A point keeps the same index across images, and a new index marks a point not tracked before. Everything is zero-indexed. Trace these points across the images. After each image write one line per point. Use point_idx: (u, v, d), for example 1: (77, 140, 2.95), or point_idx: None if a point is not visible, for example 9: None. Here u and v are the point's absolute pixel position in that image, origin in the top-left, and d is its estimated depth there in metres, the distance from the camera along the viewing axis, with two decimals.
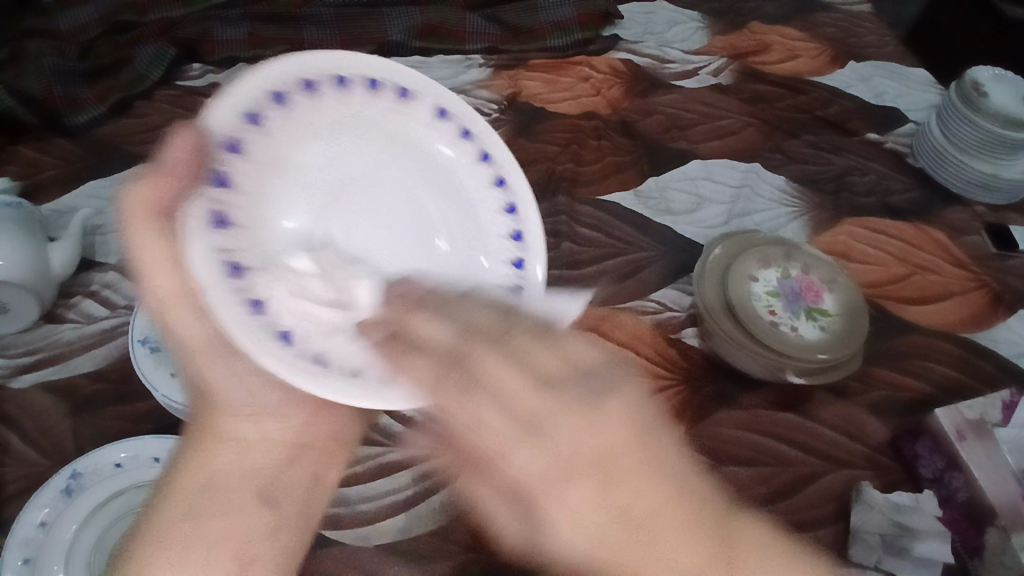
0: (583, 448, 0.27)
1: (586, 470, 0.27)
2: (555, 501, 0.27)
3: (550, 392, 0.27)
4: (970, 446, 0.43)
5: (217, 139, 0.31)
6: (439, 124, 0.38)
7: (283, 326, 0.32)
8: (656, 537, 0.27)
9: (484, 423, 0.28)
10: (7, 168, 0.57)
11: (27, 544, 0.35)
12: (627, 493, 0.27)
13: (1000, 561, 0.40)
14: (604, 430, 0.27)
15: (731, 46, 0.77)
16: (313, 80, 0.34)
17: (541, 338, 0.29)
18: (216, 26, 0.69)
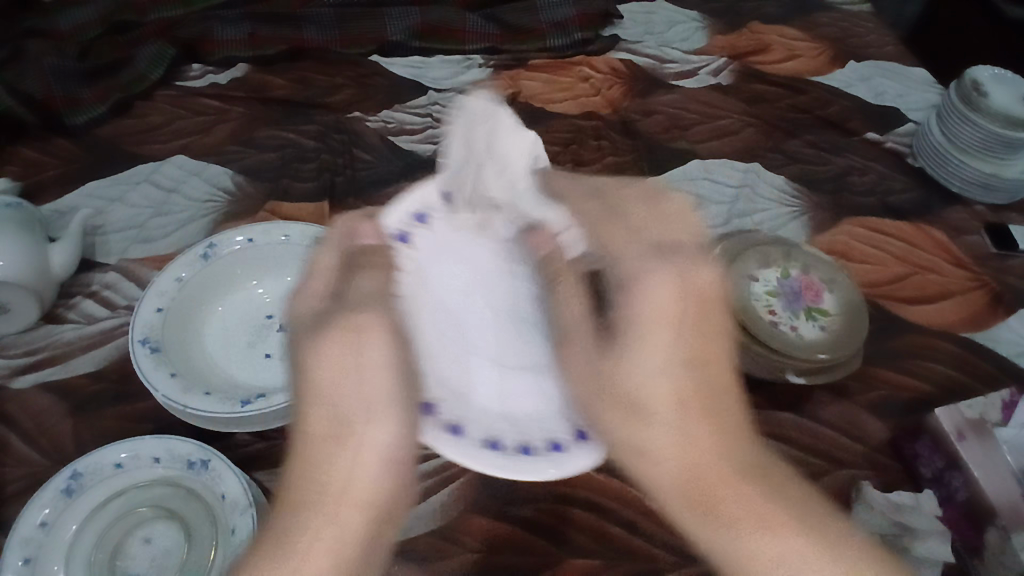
0: (353, 429, 0.36)
1: (668, 345, 0.37)
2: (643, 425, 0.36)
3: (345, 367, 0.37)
4: (970, 446, 0.43)
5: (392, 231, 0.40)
6: (428, 226, 0.41)
7: (436, 400, 0.37)
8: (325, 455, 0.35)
9: (617, 354, 0.38)
10: (7, 169, 0.57)
11: (28, 544, 0.35)
12: (704, 437, 0.35)
13: (1000, 561, 0.39)
14: (349, 445, 0.35)
15: (730, 45, 0.77)
16: (435, 195, 0.42)
17: (346, 378, 0.37)
18: (216, 27, 0.69)
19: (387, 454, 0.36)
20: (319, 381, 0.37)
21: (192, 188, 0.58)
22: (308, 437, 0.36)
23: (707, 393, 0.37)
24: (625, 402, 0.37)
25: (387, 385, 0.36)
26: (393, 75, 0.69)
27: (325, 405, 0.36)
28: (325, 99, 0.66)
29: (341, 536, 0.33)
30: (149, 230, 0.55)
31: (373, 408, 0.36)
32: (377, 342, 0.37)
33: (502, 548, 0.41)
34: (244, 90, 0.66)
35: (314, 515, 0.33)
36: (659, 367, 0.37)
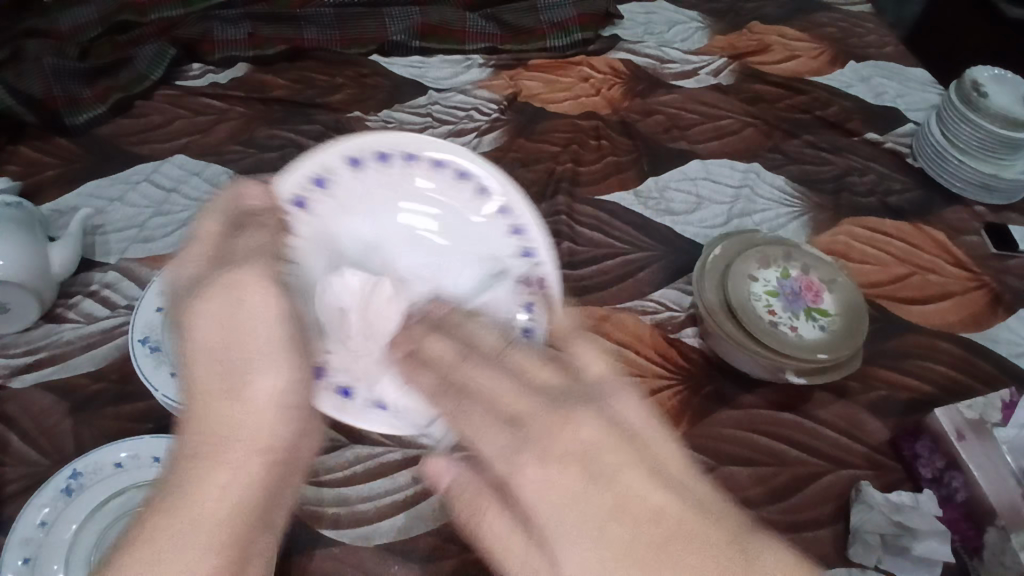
0: (224, 417, 0.23)
1: (565, 461, 0.22)
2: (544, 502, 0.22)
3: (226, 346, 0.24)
4: (969, 446, 0.43)
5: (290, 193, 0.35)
6: (380, 170, 0.38)
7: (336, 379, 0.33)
8: (210, 415, 0.23)
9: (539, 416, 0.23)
10: (7, 168, 0.57)
11: (27, 544, 0.35)
12: (627, 534, 0.20)
13: (1000, 561, 0.40)
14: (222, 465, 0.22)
15: (731, 46, 0.77)
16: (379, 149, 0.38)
17: (218, 336, 0.24)
18: (216, 26, 0.69)
19: (284, 399, 0.24)
20: (204, 340, 0.24)
21: (192, 187, 0.58)
22: (192, 392, 0.24)
23: (599, 465, 0.22)
24: (520, 513, 0.23)
25: (265, 338, 0.25)
26: (393, 75, 0.69)
27: (203, 363, 0.24)
28: (325, 99, 0.66)
29: (227, 496, 0.22)
30: (149, 229, 0.55)
31: (256, 358, 0.24)
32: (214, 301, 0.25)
33: None
34: (244, 90, 0.66)
35: (219, 468, 0.22)
36: (550, 460, 0.22)
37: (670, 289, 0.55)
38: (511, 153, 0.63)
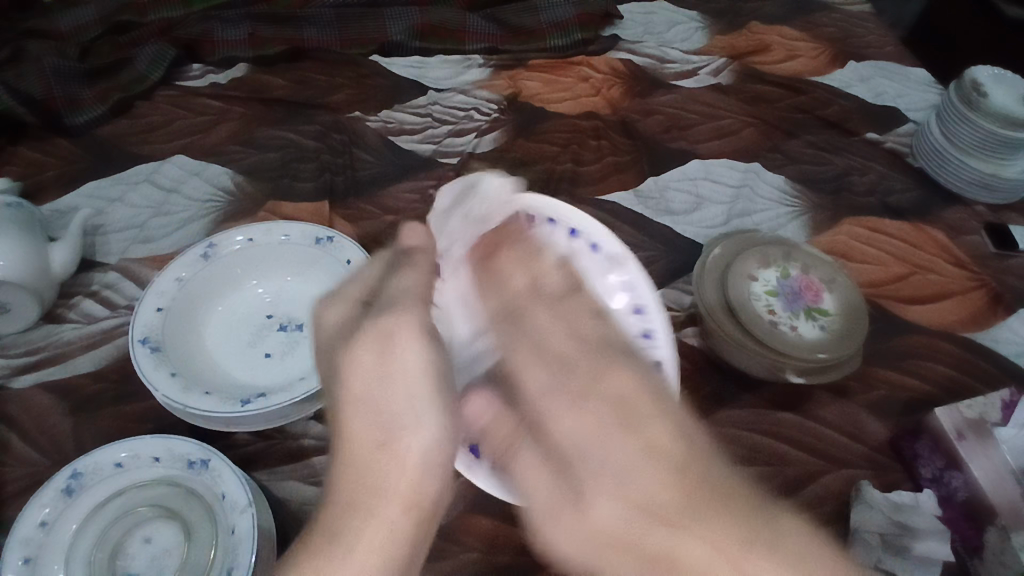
0: (412, 468, 0.29)
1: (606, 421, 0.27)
2: (585, 441, 0.27)
3: (378, 407, 0.30)
4: (969, 446, 0.43)
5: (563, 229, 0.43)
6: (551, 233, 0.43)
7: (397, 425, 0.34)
8: (385, 474, 0.28)
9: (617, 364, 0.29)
10: (8, 169, 0.57)
11: (27, 544, 0.35)
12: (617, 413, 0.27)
13: (1000, 561, 0.40)
14: (419, 508, 0.28)
15: (730, 45, 0.77)
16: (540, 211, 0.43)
17: (341, 369, 0.32)
18: (216, 27, 0.69)
19: (428, 459, 0.29)
20: (361, 399, 0.30)
21: (193, 188, 0.58)
22: (348, 448, 0.29)
23: (631, 417, 0.26)
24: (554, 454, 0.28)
25: (415, 394, 0.31)
26: (393, 75, 0.69)
27: (367, 412, 0.30)
28: (325, 100, 0.66)
29: (381, 552, 0.26)
30: (149, 230, 0.55)
31: (372, 403, 0.30)
32: (411, 336, 0.32)
33: (501, 547, 0.42)
34: (244, 90, 0.66)
35: (363, 515, 0.27)
36: (579, 409, 0.28)
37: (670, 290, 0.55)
38: (511, 153, 0.63)
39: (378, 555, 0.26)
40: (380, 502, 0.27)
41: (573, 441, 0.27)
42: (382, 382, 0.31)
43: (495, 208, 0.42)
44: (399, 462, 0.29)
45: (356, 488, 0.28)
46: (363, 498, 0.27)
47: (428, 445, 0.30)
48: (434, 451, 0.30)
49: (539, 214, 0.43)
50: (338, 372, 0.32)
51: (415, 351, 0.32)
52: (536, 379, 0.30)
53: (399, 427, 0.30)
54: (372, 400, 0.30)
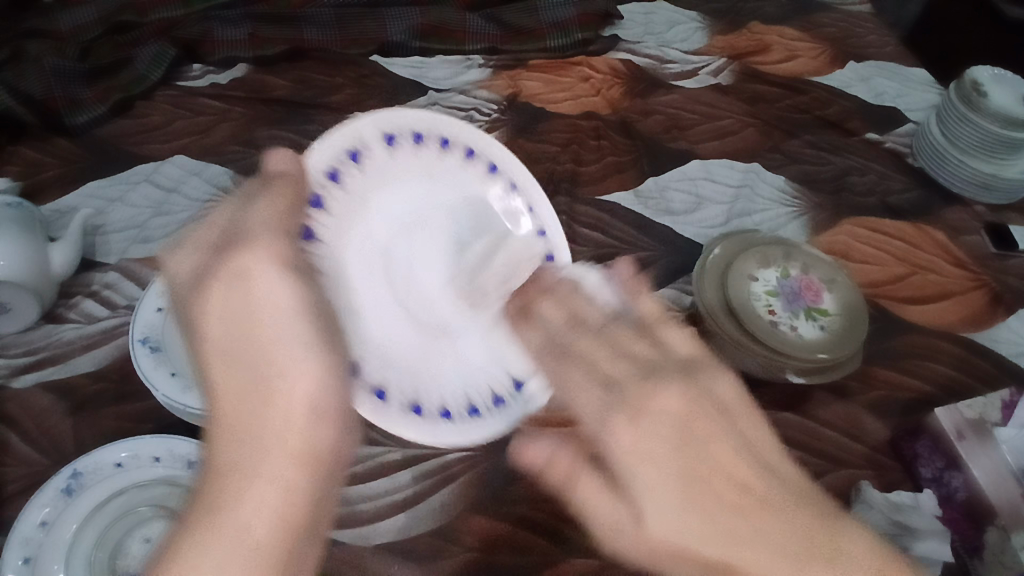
0: (291, 420, 0.26)
1: (696, 488, 0.28)
2: (615, 447, 0.29)
3: (242, 334, 0.28)
4: (969, 446, 0.43)
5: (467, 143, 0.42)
6: (416, 151, 0.40)
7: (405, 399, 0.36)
8: (260, 430, 0.26)
9: (657, 388, 0.30)
10: (7, 169, 0.57)
11: (27, 544, 0.35)
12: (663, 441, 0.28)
13: (1000, 561, 0.40)
14: (237, 475, 0.25)
15: (730, 46, 0.77)
16: (416, 128, 0.40)
17: (228, 311, 0.27)
18: (216, 26, 0.69)
19: (316, 401, 0.27)
20: (220, 333, 0.28)
21: (193, 187, 0.58)
22: (218, 399, 0.27)
23: (699, 438, 0.29)
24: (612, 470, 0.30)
25: (295, 331, 0.28)
26: (393, 75, 0.69)
27: (232, 371, 0.27)
28: (325, 100, 0.66)
29: (275, 512, 0.25)
30: (149, 230, 0.55)
31: (280, 350, 0.27)
32: (272, 271, 0.28)
33: (502, 548, 0.42)
34: (244, 90, 0.66)
35: (246, 477, 0.25)
36: (625, 431, 0.29)
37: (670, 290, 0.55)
38: (511, 153, 0.63)
39: (236, 528, 0.24)
40: (241, 474, 0.25)
41: (640, 489, 0.28)
42: (270, 335, 0.27)
43: (375, 168, 0.39)
44: (264, 407, 0.26)
45: (242, 446, 0.25)
46: (233, 447, 0.25)
47: (292, 398, 0.27)
48: (322, 398, 0.27)
49: (416, 141, 0.40)
50: (193, 322, 0.28)
51: (284, 290, 0.28)
52: (602, 378, 0.31)
53: (320, 404, 0.27)
54: (230, 349, 0.27)
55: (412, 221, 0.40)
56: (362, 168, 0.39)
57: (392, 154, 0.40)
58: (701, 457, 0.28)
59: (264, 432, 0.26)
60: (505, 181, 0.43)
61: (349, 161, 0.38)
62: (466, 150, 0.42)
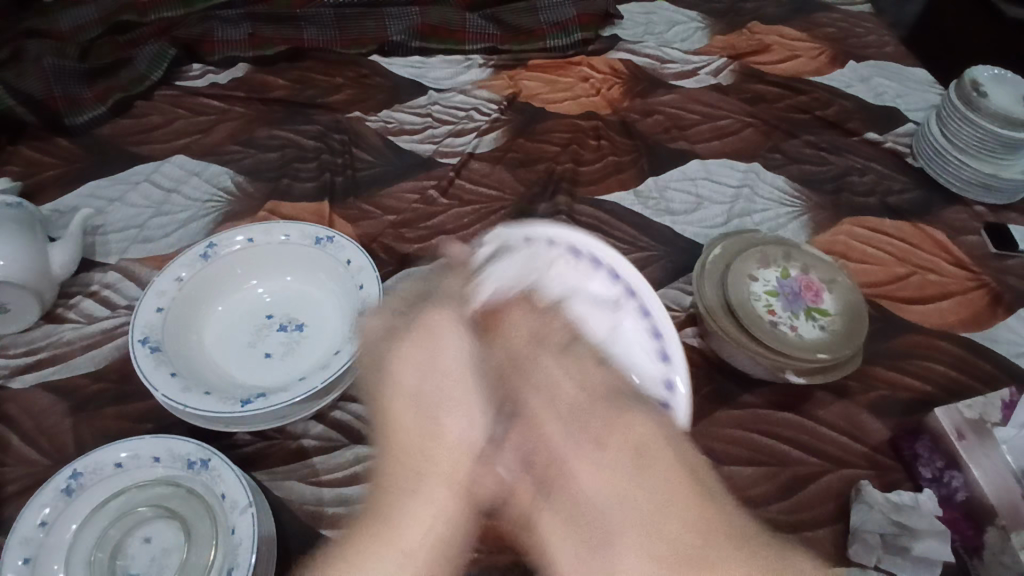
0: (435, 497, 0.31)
1: (609, 450, 0.31)
2: (580, 467, 0.31)
3: (419, 398, 0.34)
4: (970, 446, 0.43)
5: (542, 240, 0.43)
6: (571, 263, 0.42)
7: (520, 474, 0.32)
8: (410, 500, 0.31)
9: (630, 411, 0.33)
10: (7, 168, 0.57)
11: (27, 544, 0.35)
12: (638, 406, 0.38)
13: (1000, 561, 0.40)
14: (402, 484, 0.31)
15: (730, 45, 0.77)
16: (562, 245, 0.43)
17: (421, 362, 0.35)
18: (216, 26, 0.69)
19: (471, 448, 0.32)
20: (401, 386, 0.35)
21: (193, 188, 0.58)
22: (394, 432, 0.34)
23: (642, 452, 0.31)
24: (571, 503, 0.30)
25: (468, 388, 0.34)
26: (394, 76, 0.69)
27: (399, 391, 0.35)
28: (324, 100, 0.66)
29: (420, 542, 0.30)
30: (149, 229, 0.55)
31: (450, 404, 0.34)
32: (456, 330, 0.36)
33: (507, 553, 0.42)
34: (244, 90, 0.66)
35: (410, 506, 0.30)
36: (603, 455, 0.31)
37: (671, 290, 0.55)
38: (511, 153, 0.63)
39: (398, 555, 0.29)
40: (392, 513, 0.30)
41: (570, 465, 0.31)
42: (431, 389, 0.34)
43: (519, 258, 0.42)
44: (443, 450, 0.32)
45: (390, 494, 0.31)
46: (399, 514, 0.30)
47: (450, 440, 0.33)
48: (474, 446, 0.33)
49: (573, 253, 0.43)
50: (382, 361, 0.37)
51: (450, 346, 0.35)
52: (585, 474, 0.30)
53: (474, 446, 0.33)
54: (401, 417, 0.34)
55: (604, 301, 0.41)
56: (512, 262, 0.41)
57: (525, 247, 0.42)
58: (649, 489, 0.30)
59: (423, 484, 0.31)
60: (658, 379, 0.39)
61: (524, 243, 0.43)
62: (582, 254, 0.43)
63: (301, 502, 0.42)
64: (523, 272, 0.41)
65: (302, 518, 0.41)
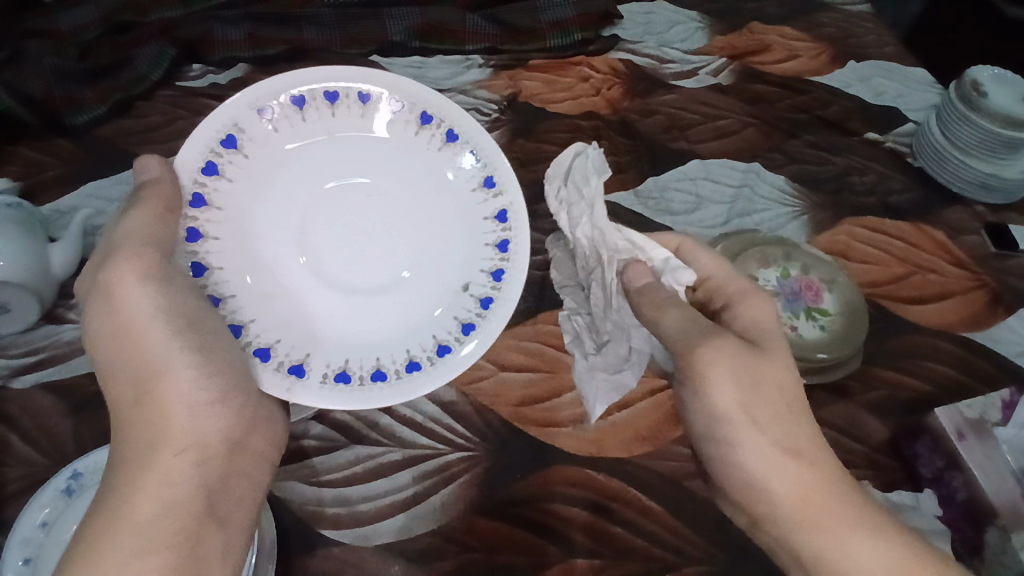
0: (175, 483, 0.35)
1: (150, 524, 0.33)
2: (204, 519, 0.35)
3: (181, 434, 0.37)
4: (968, 445, 0.47)
5: (315, 96, 0.46)
6: (318, 108, 0.47)
7: (296, 360, 0.44)
8: (128, 514, 0.33)
9: (176, 456, 0.36)
10: (8, 169, 0.59)
11: (27, 545, 0.38)
12: (761, 401, 0.40)
13: (1001, 560, 0.44)
14: (142, 494, 0.34)
15: (731, 46, 0.75)
16: (304, 93, 0.46)
17: (163, 379, 0.38)
18: (216, 27, 0.67)
19: (194, 486, 0.36)
20: (130, 399, 0.38)
21: None
22: (119, 412, 0.38)
23: (813, 508, 0.37)
24: (216, 501, 0.37)
25: (195, 400, 0.39)
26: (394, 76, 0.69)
27: (182, 408, 0.38)
28: None
29: (158, 496, 0.34)
30: None
31: (165, 437, 0.37)
32: (132, 280, 0.39)
33: (501, 548, 0.46)
34: (245, 91, 0.66)
35: (142, 469, 0.35)
36: (165, 533, 0.33)
37: (556, 277, 0.54)
38: (510, 155, 0.64)
39: (127, 523, 0.33)
40: (124, 500, 0.33)
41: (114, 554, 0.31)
42: (168, 403, 0.38)
43: (313, 118, 0.47)
44: (165, 460, 0.36)
45: (125, 519, 0.33)
46: (141, 508, 0.33)
47: (170, 442, 0.37)
48: (191, 478, 0.36)
49: (299, 104, 0.46)
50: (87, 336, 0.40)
51: (180, 349, 0.39)
52: (181, 476, 0.36)
53: (188, 440, 0.37)
54: (134, 419, 0.37)
55: (376, 112, 0.48)
56: (239, 153, 0.45)
57: (300, 112, 0.46)
58: None
59: (160, 469, 0.35)
60: (499, 240, 0.48)
61: (288, 109, 0.46)
62: (357, 95, 0.47)
63: (301, 502, 0.46)
64: (284, 168, 0.47)
65: (301, 516, 0.45)
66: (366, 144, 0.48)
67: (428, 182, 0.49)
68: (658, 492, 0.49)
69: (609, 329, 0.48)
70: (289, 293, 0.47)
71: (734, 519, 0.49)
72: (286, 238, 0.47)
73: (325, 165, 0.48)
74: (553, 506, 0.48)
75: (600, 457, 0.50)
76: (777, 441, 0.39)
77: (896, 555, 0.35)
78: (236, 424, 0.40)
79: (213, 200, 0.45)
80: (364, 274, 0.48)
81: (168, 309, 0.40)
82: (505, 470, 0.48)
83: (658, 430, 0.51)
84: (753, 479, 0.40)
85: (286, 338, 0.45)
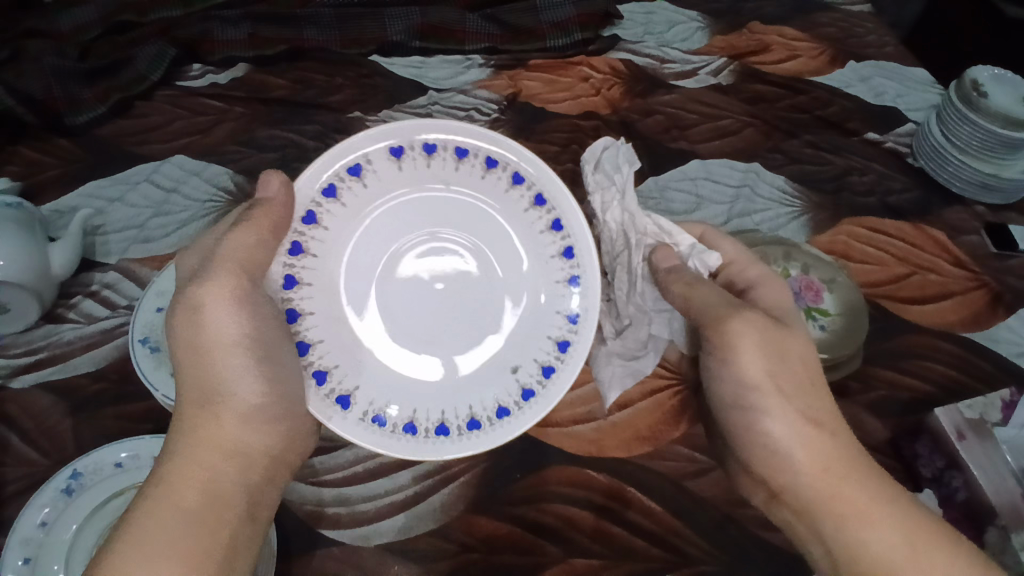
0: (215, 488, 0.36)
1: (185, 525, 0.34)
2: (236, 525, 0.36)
3: (231, 442, 0.38)
4: (969, 445, 0.47)
5: (417, 145, 0.45)
6: (421, 159, 0.45)
7: (345, 390, 0.43)
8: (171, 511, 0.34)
9: (223, 461, 0.37)
10: (7, 169, 0.59)
11: (28, 544, 0.38)
12: (786, 372, 0.40)
13: (1001, 559, 0.44)
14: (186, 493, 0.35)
15: (731, 46, 0.75)
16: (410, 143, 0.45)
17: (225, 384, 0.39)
18: (215, 26, 0.66)
19: (234, 493, 0.37)
20: (190, 394, 0.39)
21: (193, 188, 0.59)
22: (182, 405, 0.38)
23: (836, 475, 0.38)
24: (251, 508, 0.38)
25: (248, 411, 0.39)
26: (393, 75, 0.69)
27: (235, 419, 0.39)
28: (324, 100, 0.66)
29: (199, 495, 0.35)
30: (149, 229, 0.56)
31: (218, 442, 0.38)
32: (221, 300, 0.39)
33: (501, 547, 0.46)
34: (244, 90, 0.66)
35: (190, 468, 0.36)
36: (199, 530, 0.34)
37: None
38: None
39: (164, 519, 0.33)
40: (168, 491, 0.34)
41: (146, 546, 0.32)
42: (223, 409, 0.38)
43: (410, 167, 0.45)
44: (211, 464, 0.37)
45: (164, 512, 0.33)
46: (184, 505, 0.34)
47: (220, 448, 0.37)
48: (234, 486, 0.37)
49: (397, 154, 0.45)
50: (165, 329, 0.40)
51: (243, 363, 0.40)
52: (224, 481, 0.37)
53: (235, 448, 0.38)
54: (192, 417, 0.38)
55: (472, 167, 0.46)
56: (335, 202, 0.44)
57: (399, 164, 0.45)
58: None
59: (208, 473, 0.36)
60: (563, 247, 0.46)
61: (387, 158, 0.44)
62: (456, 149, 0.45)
63: (300, 501, 0.46)
64: (382, 219, 0.46)
65: (301, 516, 0.45)
66: (466, 196, 0.47)
67: (516, 235, 0.47)
68: (659, 492, 0.49)
69: (631, 314, 0.47)
70: (367, 338, 0.45)
71: (734, 519, 0.49)
72: (366, 292, 0.45)
73: (417, 214, 0.46)
74: (555, 507, 0.48)
75: (600, 456, 0.50)
76: (803, 411, 0.40)
77: (909, 522, 0.37)
78: (281, 442, 0.41)
79: (310, 247, 0.44)
80: (439, 327, 0.46)
81: (252, 335, 0.40)
82: (505, 470, 0.48)
83: (659, 430, 0.51)
84: (776, 449, 0.40)
85: (365, 386, 0.43)
